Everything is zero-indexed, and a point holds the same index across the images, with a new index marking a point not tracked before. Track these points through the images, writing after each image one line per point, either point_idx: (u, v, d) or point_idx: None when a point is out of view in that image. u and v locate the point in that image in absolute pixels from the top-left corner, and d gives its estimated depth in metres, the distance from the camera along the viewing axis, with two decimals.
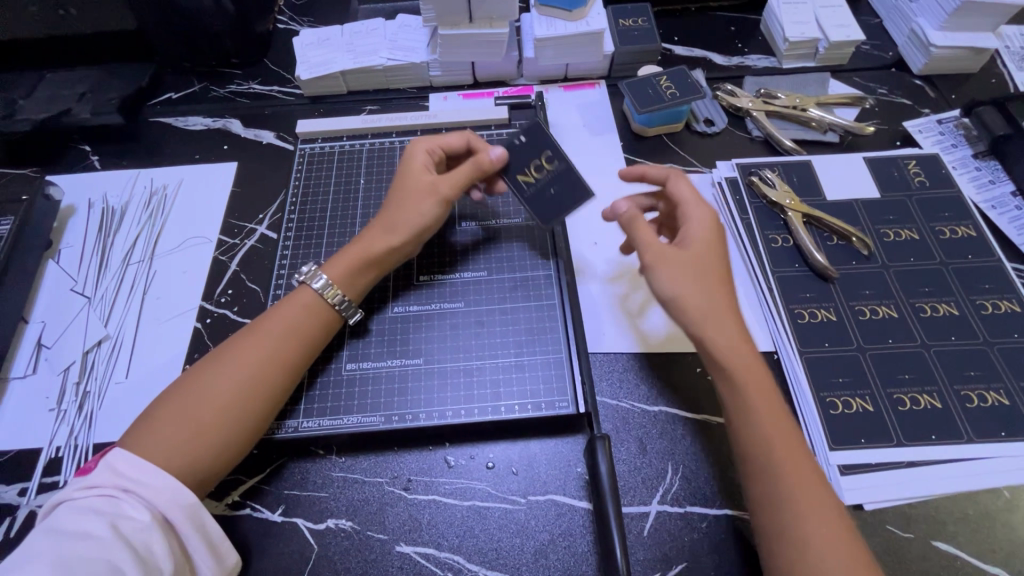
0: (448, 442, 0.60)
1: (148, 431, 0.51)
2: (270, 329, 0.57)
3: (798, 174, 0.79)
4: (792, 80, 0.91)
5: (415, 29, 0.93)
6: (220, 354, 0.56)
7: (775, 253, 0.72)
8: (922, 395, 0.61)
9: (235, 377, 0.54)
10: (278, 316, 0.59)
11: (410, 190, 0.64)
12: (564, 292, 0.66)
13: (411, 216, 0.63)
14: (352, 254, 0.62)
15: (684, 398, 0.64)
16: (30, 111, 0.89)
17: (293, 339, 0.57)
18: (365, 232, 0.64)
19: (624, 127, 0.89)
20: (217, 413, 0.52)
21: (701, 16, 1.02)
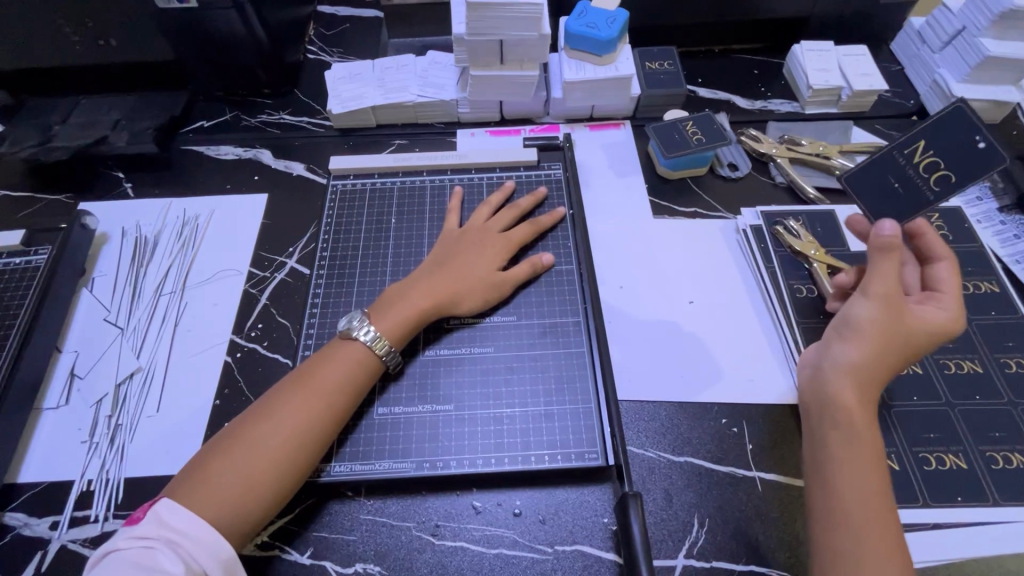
0: (476, 488, 0.61)
1: (195, 481, 0.53)
2: (316, 381, 0.59)
3: (822, 224, 0.80)
4: (814, 127, 0.92)
5: (445, 67, 0.95)
6: (269, 404, 0.58)
7: (800, 303, 0.73)
8: (948, 455, 0.62)
9: (281, 431, 0.55)
10: (323, 367, 0.60)
11: (478, 270, 0.68)
12: (593, 340, 0.67)
13: (466, 297, 0.67)
14: (403, 311, 0.64)
15: (707, 448, 0.65)
16: (65, 138, 0.90)
17: (336, 391, 0.59)
18: (417, 294, 0.65)
19: (649, 169, 0.90)
20: (260, 467, 0.54)
21: (725, 59, 1.03)
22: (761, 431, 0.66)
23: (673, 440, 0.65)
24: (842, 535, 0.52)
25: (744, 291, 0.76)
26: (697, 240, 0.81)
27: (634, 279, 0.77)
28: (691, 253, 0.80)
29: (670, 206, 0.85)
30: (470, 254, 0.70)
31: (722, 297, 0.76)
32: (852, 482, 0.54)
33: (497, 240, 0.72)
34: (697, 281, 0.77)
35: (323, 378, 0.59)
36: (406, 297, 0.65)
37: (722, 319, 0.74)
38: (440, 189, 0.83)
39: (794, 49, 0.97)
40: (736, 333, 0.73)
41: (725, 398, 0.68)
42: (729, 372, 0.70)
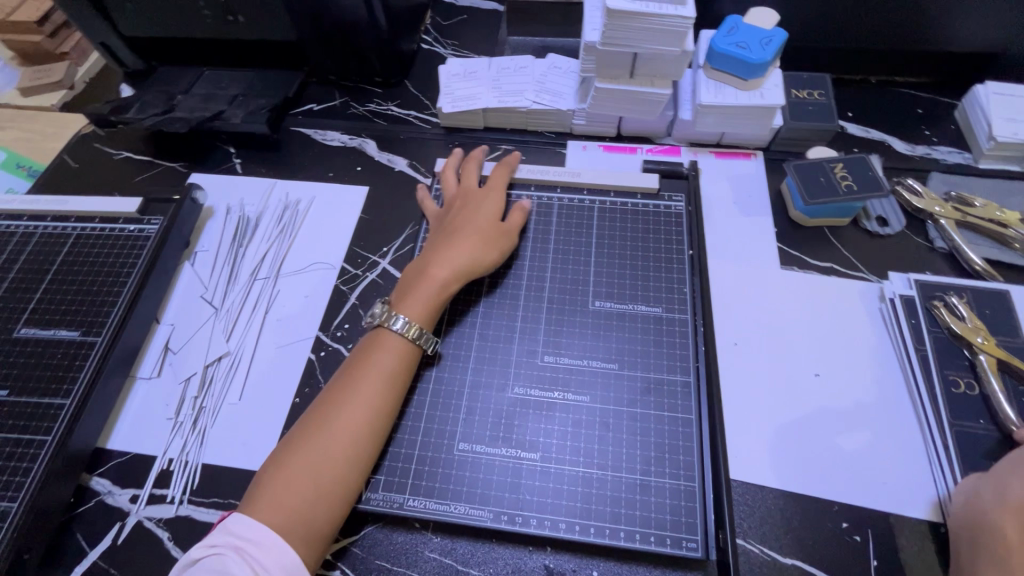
0: (551, 548, 0.55)
1: (262, 495, 0.51)
2: (363, 383, 0.57)
3: (991, 306, 0.67)
4: (990, 186, 0.78)
5: (565, 73, 0.89)
6: (317, 408, 0.56)
7: (956, 400, 0.61)
8: None
9: (338, 441, 0.54)
10: (368, 368, 0.58)
11: (483, 234, 0.68)
12: (702, 406, 0.59)
13: (477, 254, 0.66)
14: (424, 291, 0.62)
15: (820, 554, 0.56)
16: (186, 110, 0.91)
17: (386, 390, 0.57)
18: (433, 265, 0.64)
19: (781, 211, 0.79)
20: (326, 478, 0.52)
21: (883, 91, 0.90)
22: (890, 547, 0.56)
23: (779, 534, 0.57)
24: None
25: (883, 373, 0.65)
26: (832, 303, 0.71)
27: (752, 337, 0.69)
28: (823, 318, 0.70)
29: (800, 257, 0.75)
30: (469, 221, 0.69)
31: (858, 377, 0.65)
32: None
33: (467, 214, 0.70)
34: (826, 351, 0.67)
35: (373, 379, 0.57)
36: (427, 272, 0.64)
37: (854, 402, 0.64)
38: (546, 208, 0.76)
39: (976, 89, 0.82)
40: (869, 422, 0.62)
41: (849, 498, 0.58)
42: (856, 466, 0.60)
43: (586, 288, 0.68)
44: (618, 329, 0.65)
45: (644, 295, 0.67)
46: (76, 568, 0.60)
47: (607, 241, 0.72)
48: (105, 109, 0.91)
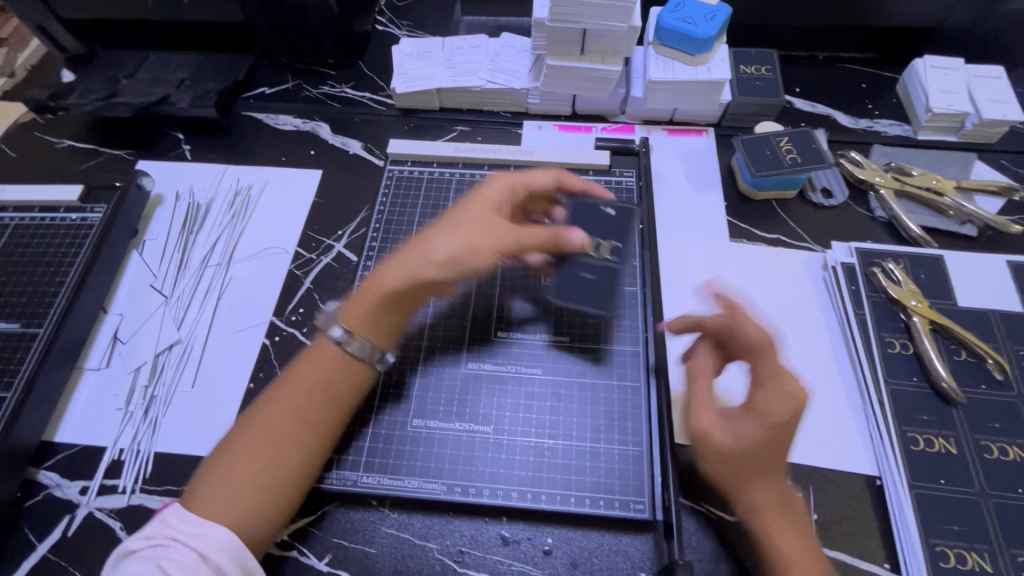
0: (506, 517, 0.57)
1: (214, 496, 0.49)
2: (315, 390, 0.54)
3: (926, 271, 0.70)
4: (928, 157, 0.81)
5: (519, 51, 0.88)
6: (270, 415, 0.53)
7: (891, 361, 0.64)
8: None
9: (260, 446, 0.51)
10: (324, 375, 0.55)
11: (456, 230, 0.57)
12: (650, 375, 0.61)
13: (435, 256, 0.57)
14: (366, 298, 0.57)
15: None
16: (130, 94, 0.88)
17: (310, 395, 0.54)
18: (382, 265, 0.59)
19: (730, 185, 0.81)
20: (251, 482, 0.50)
21: (829, 67, 0.92)
22: (830, 501, 0.59)
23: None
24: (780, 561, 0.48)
25: (825, 337, 0.68)
26: (778, 272, 0.73)
27: (703, 307, 0.70)
28: (769, 287, 0.72)
29: (749, 230, 0.77)
30: (446, 218, 0.60)
31: (802, 343, 0.68)
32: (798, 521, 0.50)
33: (462, 211, 0.59)
34: (773, 318, 0.69)
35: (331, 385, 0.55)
36: (377, 274, 0.58)
37: (800, 367, 0.66)
38: None
39: (915, 63, 0.85)
40: (812, 384, 0.65)
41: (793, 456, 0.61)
42: (799, 426, 0.63)
43: None
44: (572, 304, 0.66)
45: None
46: (25, 562, 0.58)
47: None
48: (43, 95, 0.88)
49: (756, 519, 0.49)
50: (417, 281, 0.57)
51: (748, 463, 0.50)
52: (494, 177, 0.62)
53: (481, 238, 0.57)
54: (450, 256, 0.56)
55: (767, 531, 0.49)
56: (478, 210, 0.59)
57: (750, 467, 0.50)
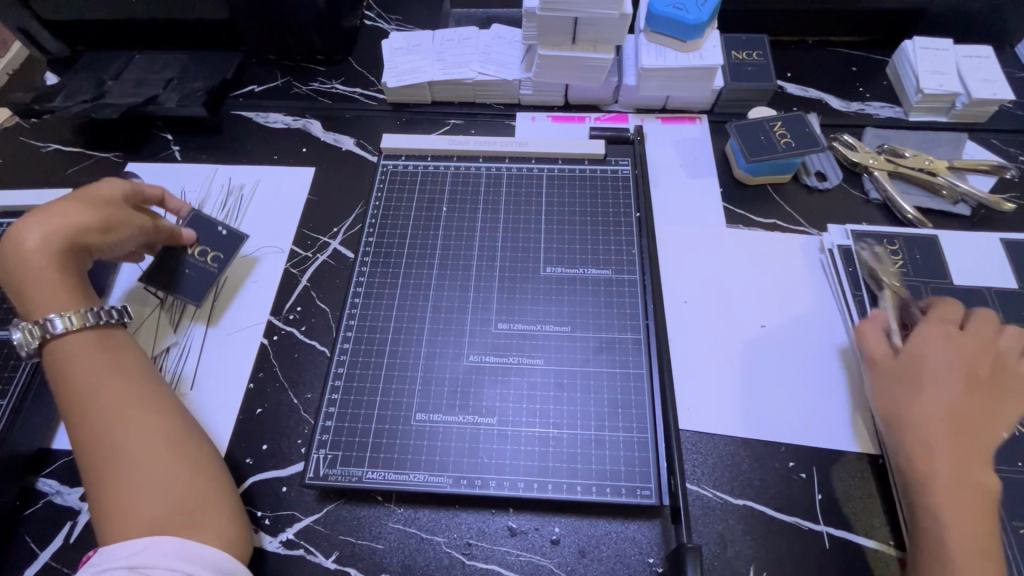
0: (513, 508, 0.57)
1: (119, 517, 0.50)
2: (123, 389, 0.56)
3: (922, 252, 0.70)
4: (920, 137, 0.82)
5: (509, 42, 0.88)
6: (115, 422, 0.54)
7: None
8: None
9: (169, 445, 0.54)
10: (89, 367, 0.56)
11: (71, 209, 0.62)
12: (653, 361, 0.61)
13: (52, 235, 0.60)
14: (35, 292, 0.58)
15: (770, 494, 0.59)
16: (117, 95, 0.87)
17: (134, 387, 0.57)
18: (25, 239, 0.59)
19: (725, 171, 0.81)
20: (187, 477, 0.53)
21: (819, 51, 0.92)
22: (833, 481, 0.59)
23: (732, 477, 0.60)
24: (939, 524, 0.50)
25: (825, 319, 0.68)
26: (776, 256, 0.73)
27: (702, 294, 0.70)
28: (768, 271, 0.72)
29: (745, 215, 0.77)
30: (62, 200, 0.63)
31: (802, 326, 0.68)
32: (985, 512, 0.50)
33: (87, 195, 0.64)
34: (772, 302, 0.70)
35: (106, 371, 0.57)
36: (14, 244, 0.59)
37: (800, 349, 0.66)
38: (495, 178, 0.76)
39: (904, 45, 0.85)
40: (812, 366, 0.65)
41: (796, 437, 0.61)
42: (801, 407, 0.63)
43: (538, 255, 0.69)
44: (571, 294, 0.66)
45: (596, 259, 0.68)
46: (28, 570, 0.58)
47: (557, 209, 0.73)
48: (27, 98, 0.86)
49: (924, 495, 0.52)
50: (48, 250, 0.60)
51: (964, 457, 0.52)
52: (104, 179, 0.67)
53: (86, 216, 0.62)
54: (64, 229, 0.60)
55: (935, 507, 0.51)
56: (84, 194, 0.63)
57: (962, 462, 0.52)
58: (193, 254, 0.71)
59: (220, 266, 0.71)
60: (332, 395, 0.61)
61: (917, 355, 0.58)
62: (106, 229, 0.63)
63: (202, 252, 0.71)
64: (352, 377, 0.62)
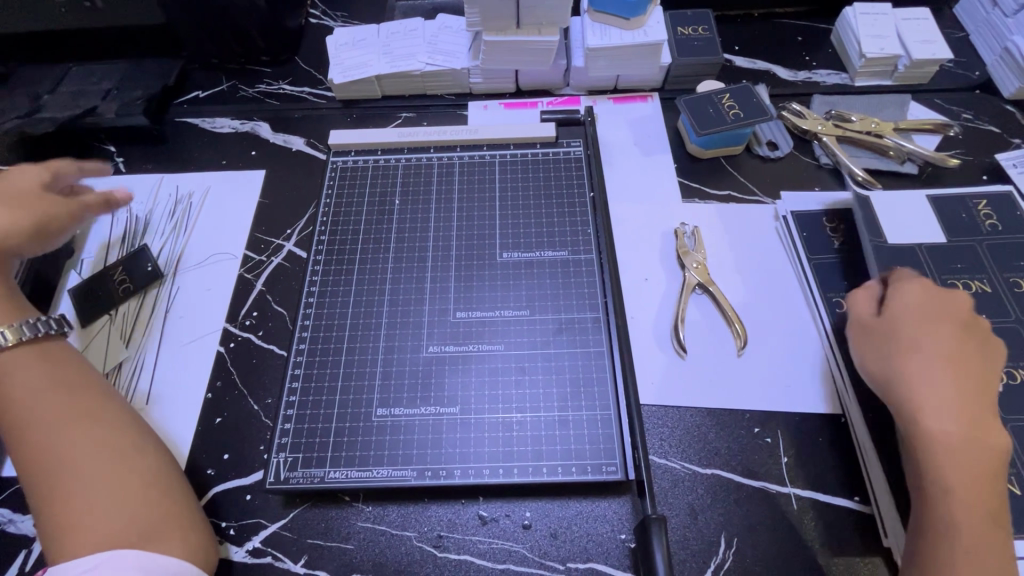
0: (482, 496, 0.56)
1: (65, 534, 0.48)
2: (73, 399, 0.55)
3: (858, 221, 0.70)
4: (866, 101, 0.83)
5: (456, 31, 0.87)
6: (52, 443, 0.52)
7: (839, 317, 0.64)
8: (999, 477, 0.54)
9: (126, 451, 0.53)
10: (26, 390, 0.54)
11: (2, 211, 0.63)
12: (612, 338, 0.61)
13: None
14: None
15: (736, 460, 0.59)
16: (54, 108, 0.84)
17: (84, 396, 0.56)
18: None
19: (679, 147, 0.81)
20: (150, 482, 0.52)
21: (765, 24, 0.93)
22: (798, 443, 0.60)
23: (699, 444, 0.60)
24: (942, 481, 0.49)
25: (783, 287, 0.69)
26: (734, 228, 0.73)
27: (662, 270, 0.71)
28: (725, 243, 0.72)
29: (700, 188, 0.78)
30: None
31: (761, 293, 0.68)
32: (969, 482, 0.48)
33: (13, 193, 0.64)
34: (731, 272, 0.70)
35: (49, 393, 0.54)
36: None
37: (759, 317, 0.67)
38: (448, 168, 0.75)
39: (845, 12, 0.87)
40: (771, 332, 0.66)
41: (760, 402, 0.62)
42: (762, 373, 0.63)
43: (493, 242, 0.68)
44: (530, 278, 0.65)
45: (553, 240, 0.68)
46: None
47: (511, 194, 0.72)
48: None
49: (925, 453, 0.50)
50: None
51: (971, 420, 0.50)
52: (19, 168, 0.67)
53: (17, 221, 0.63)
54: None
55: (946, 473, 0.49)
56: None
57: (965, 422, 0.50)
58: (116, 276, 0.73)
59: (126, 296, 0.72)
60: (290, 397, 0.60)
61: (917, 315, 0.56)
62: (39, 233, 0.64)
63: (121, 278, 0.73)
64: (311, 377, 0.60)
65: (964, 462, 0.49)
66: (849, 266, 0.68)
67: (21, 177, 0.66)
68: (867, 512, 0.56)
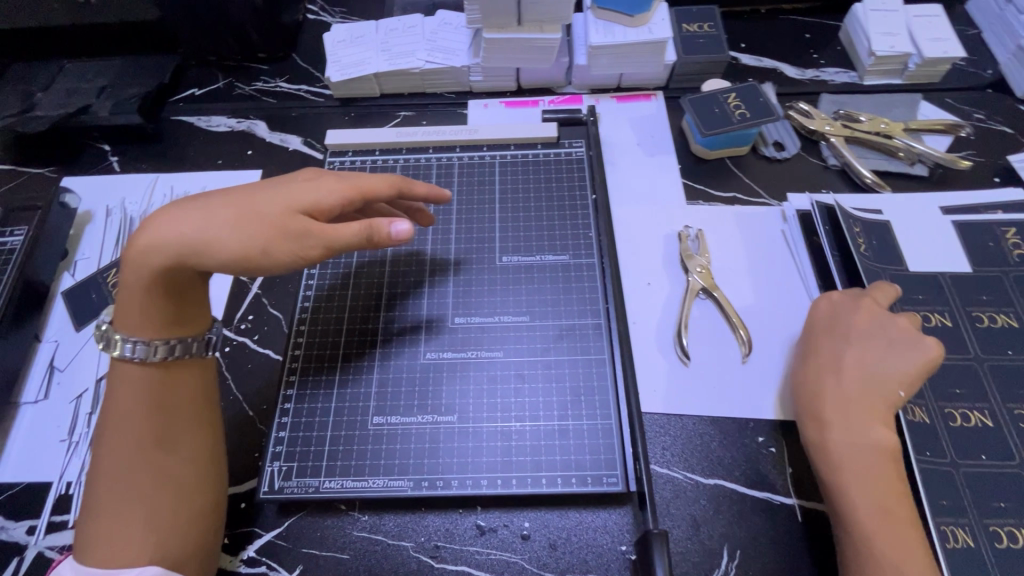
0: (481, 506, 0.55)
1: (101, 541, 0.47)
2: (174, 419, 0.52)
3: (877, 237, 0.67)
4: (874, 101, 0.81)
5: (456, 28, 0.85)
6: (137, 448, 0.49)
7: None
8: (957, 529, 0.51)
9: (197, 485, 0.51)
10: (131, 394, 0.51)
11: (283, 216, 0.51)
12: (614, 345, 0.59)
13: (245, 250, 0.50)
14: (135, 302, 0.51)
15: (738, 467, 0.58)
16: (48, 107, 0.82)
17: (191, 419, 0.52)
18: (163, 238, 0.50)
19: (683, 148, 0.79)
20: (200, 519, 0.50)
21: (773, 20, 0.91)
22: (804, 453, 0.58)
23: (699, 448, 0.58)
24: (839, 481, 0.51)
25: (787, 292, 0.67)
26: (741, 231, 0.72)
27: (665, 274, 0.69)
28: (731, 247, 0.71)
29: (704, 190, 0.76)
30: (285, 192, 0.52)
31: (766, 298, 0.67)
32: (865, 478, 0.50)
33: (299, 206, 0.52)
34: (737, 278, 0.68)
35: (156, 403, 0.51)
36: (133, 239, 0.50)
37: (764, 324, 0.65)
38: (447, 170, 0.73)
39: (855, 8, 0.84)
40: (778, 339, 0.64)
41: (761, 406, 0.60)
42: (768, 381, 0.62)
43: (493, 246, 0.67)
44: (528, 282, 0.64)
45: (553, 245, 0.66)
46: None
47: (512, 197, 0.71)
48: None
49: (824, 453, 0.53)
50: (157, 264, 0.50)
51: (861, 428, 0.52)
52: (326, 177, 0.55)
53: (272, 234, 0.50)
54: (239, 257, 0.50)
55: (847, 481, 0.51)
56: (250, 196, 0.51)
57: (856, 428, 0.52)
58: (109, 279, 0.72)
59: None
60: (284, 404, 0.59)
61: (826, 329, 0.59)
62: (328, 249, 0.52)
63: (114, 281, 0.72)
64: (305, 385, 0.59)
65: (861, 457, 0.51)
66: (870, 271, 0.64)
67: (333, 181, 0.55)
68: None
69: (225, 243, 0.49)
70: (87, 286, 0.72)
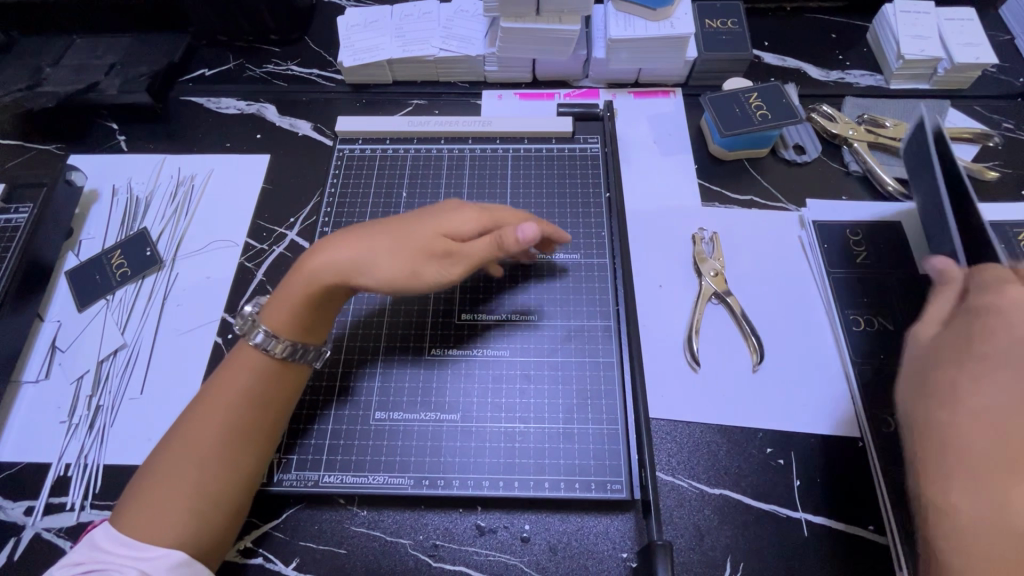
0: (481, 506, 0.54)
1: (141, 508, 0.47)
2: (254, 413, 0.51)
3: (886, 240, 0.67)
4: (899, 106, 0.79)
5: (472, 16, 0.83)
6: (218, 426, 0.50)
7: (858, 338, 0.62)
8: None
9: (245, 485, 0.50)
10: (238, 373, 0.52)
11: (437, 240, 0.54)
12: (623, 348, 0.59)
13: (403, 271, 0.53)
14: (284, 310, 0.53)
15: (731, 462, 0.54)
16: (57, 83, 0.81)
17: (268, 417, 0.52)
18: (330, 257, 0.53)
19: (701, 147, 0.77)
20: (229, 518, 0.49)
21: (797, 18, 0.88)
22: (813, 467, 0.57)
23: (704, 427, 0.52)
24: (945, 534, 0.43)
25: (802, 299, 0.66)
26: (754, 235, 0.70)
27: (677, 276, 0.67)
28: (742, 251, 0.69)
29: (721, 192, 0.74)
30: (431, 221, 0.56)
31: (781, 307, 0.65)
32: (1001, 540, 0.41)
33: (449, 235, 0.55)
34: (751, 283, 0.67)
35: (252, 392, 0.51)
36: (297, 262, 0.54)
37: (774, 330, 0.64)
38: (458, 161, 0.73)
39: (884, 9, 0.82)
40: (790, 348, 0.63)
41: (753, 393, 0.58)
42: (777, 390, 0.61)
43: None
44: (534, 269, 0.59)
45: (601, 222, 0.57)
46: None
47: (524, 193, 0.70)
48: None
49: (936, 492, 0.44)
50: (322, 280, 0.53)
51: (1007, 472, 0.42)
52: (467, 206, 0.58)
53: (427, 256, 0.54)
54: (399, 281, 0.53)
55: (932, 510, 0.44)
56: (403, 224, 0.55)
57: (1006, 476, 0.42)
58: (113, 261, 0.71)
59: (121, 282, 0.70)
60: (313, 395, 0.58)
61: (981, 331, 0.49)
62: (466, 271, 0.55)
63: (118, 264, 0.71)
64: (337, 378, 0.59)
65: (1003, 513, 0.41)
66: (874, 285, 0.65)
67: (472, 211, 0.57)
68: (883, 542, 0.53)
69: (387, 264, 0.53)
70: (88, 268, 0.71)
